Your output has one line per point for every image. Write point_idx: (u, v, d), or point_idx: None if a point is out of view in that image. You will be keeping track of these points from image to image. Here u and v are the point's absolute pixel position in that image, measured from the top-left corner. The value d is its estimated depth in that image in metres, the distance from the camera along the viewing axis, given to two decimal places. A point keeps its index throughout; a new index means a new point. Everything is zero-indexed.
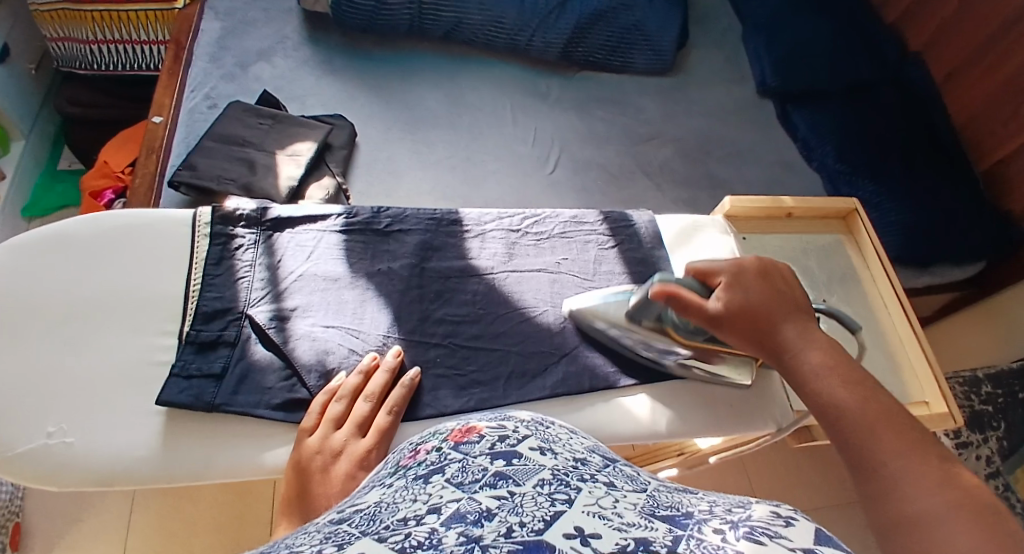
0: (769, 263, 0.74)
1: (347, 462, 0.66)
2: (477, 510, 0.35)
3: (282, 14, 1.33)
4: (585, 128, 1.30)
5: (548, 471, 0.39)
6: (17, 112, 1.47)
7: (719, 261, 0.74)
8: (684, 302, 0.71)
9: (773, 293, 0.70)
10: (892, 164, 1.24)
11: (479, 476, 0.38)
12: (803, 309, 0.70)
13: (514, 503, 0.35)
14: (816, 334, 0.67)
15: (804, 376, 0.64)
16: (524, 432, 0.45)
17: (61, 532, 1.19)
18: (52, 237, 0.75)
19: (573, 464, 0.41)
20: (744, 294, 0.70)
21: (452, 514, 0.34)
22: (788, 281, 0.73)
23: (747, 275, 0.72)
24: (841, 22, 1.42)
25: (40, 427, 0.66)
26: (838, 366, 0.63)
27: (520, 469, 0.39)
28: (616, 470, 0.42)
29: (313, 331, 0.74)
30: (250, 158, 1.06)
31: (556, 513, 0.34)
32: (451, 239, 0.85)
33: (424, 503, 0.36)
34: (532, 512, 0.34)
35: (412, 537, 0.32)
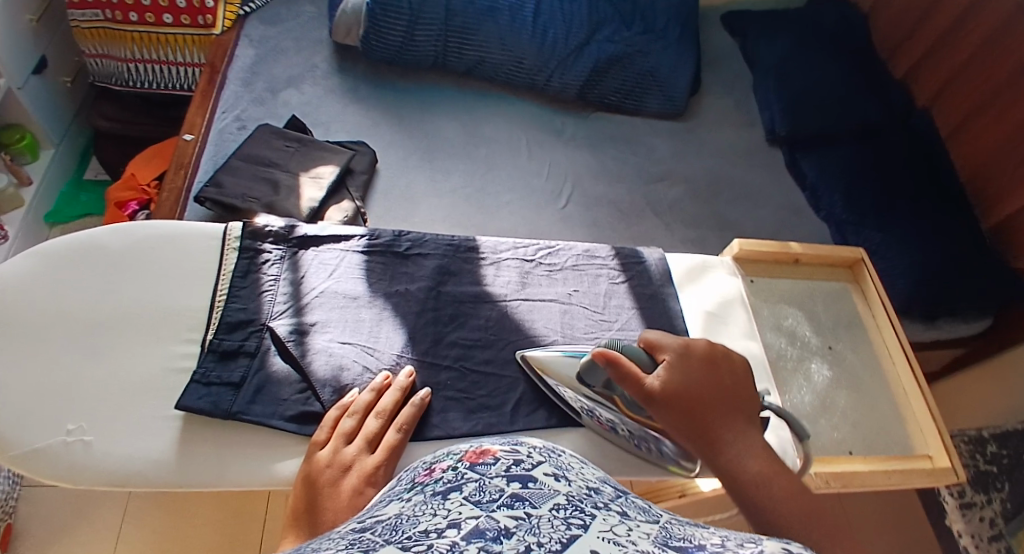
0: (717, 350, 0.73)
1: (354, 479, 0.67)
2: (496, 527, 0.36)
3: (312, 44, 1.38)
4: (599, 166, 1.33)
5: (563, 497, 0.40)
6: (50, 123, 1.52)
7: (670, 338, 0.73)
8: (625, 373, 0.69)
9: (716, 384, 0.70)
10: (900, 217, 1.26)
11: (496, 496, 0.39)
12: (745, 405, 0.70)
13: (532, 524, 0.36)
14: (756, 434, 0.67)
15: (746, 478, 0.63)
16: (538, 457, 0.46)
17: (52, 538, 1.19)
18: (87, 242, 0.78)
19: (587, 492, 0.42)
20: (686, 377, 0.69)
21: (472, 530, 0.36)
22: (734, 374, 0.72)
23: (692, 359, 0.71)
24: (852, 78, 1.46)
25: (60, 425, 0.67)
26: (775, 476, 0.63)
27: (536, 493, 0.40)
28: (629, 501, 0.43)
29: (329, 346, 0.76)
30: (275, 178, 1.09)
31: (573, 536, 0.35)
32: (468, 265, 0.87)
33: (444, 517, 0.37)
34: (549, 533, 0.35)
35: (434, 548, 0.33)
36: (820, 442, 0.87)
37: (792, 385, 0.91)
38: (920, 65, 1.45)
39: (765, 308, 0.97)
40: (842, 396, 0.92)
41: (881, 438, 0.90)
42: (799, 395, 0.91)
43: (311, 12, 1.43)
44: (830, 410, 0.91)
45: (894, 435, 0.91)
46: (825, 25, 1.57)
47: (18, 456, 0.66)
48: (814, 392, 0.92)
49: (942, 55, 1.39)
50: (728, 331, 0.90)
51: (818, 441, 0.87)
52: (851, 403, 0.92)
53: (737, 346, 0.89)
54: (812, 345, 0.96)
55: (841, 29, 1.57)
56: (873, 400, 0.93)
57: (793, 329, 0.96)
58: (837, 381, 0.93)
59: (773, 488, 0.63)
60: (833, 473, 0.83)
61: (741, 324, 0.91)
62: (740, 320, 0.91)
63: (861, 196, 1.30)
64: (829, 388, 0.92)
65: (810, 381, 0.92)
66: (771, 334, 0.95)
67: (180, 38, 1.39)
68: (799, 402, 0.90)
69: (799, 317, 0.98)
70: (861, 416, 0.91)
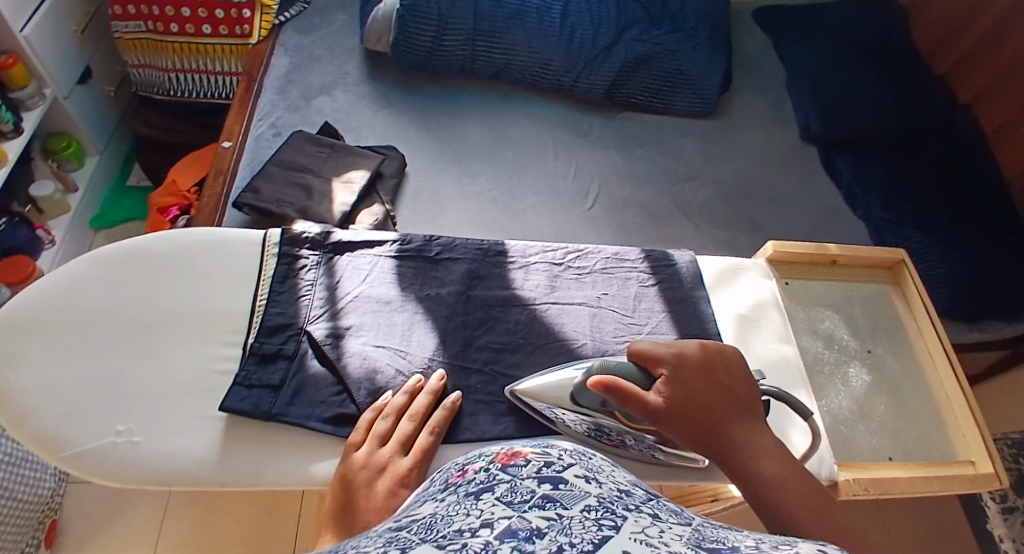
0: (709, 352, 0.73)
1: (387, 479, 0.69)
2: (529, 528, 0.37)
3: (345, 52, 1.41)
4: (626, 167, 1.33)
5: (593, 498, 0.42)
6: (94, 131, 1.58)
7: (660, 346, 0.72)
8: (625, 395, 0.67)
9: (714, 389, 0.70)
10: (938, 217, 1.24)
11: (528, 497, 0.41)
12: (746, 406, 0.70)
13: (563, 524, 0.37)
14: (761, 433, 0.68)
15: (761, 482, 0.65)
16: (569, 460, 0.48)
17: (95, 532, 1.23)
18: (135, 250, 0.81)
19: (618, 494, 0.43)
20: (686, 389, 0.69)
21: (505, 529, 0.37)
22: (731, 373, 0.73)
23: (687, 369, 0.71)
24: (885, 74, 1.44)
25: (110, 425, 0.70)
26: (790, 476, 0.65)
27: (567, 494, 0.42)
28: (660, 504, 0.44)
29: (364, 350, 0.78)
30: (309, 184, 1.12)
31: (604, 536, 0.36)
32: (498, 269, 0.88)
33: (477, 517, 0.39)
34: (580, 534, 0.36)
35: (468, 546, 0.35)
36: (856, 448, 0.87)
37: (829, 389, 0.91)
38: (959, 62, 1.42)
39: (801, 312, 0.97)
40: (880, 402, 0.92)
41: (921, 444, 0.89)
42: (836, 399, 0.91)
43: (344, 20, 1.46)
44: (868, 416, 0.90)
45: (934, 441, 0.90)
46: (858, 21, 1.55)
47: (71, 455, 0.69)
48: (851, 397, 0.91)
49: (981, 52, 1.37)
50: (761, 334, 0.90)
51: (854, 448, 0.87)
52: (890, 410, 0.91)
53: (769, 351, 0.89)
54: (849, 349, 0.95)
55: (874, 24, 1.55)
56: (913, 406, 0.92)
57: (829, 332, 0.96)
58: (875, 387, 0.93)
59: (792, 488, 0.64)
60: (869, 478, 0.82)
61: (775, 327, 0.91)
62: (775, 322, 0.91)
63: (896, 195, 1.28)
64: (866, 394, 0.92)
65: (847, 387, 0.92)
66: (806, 337, 0.95)
67: (218, 48, 1.43)
68: (837, 407, 0.90)
69: (834, 321, 0.97)
70: (900, 422, 0.90)
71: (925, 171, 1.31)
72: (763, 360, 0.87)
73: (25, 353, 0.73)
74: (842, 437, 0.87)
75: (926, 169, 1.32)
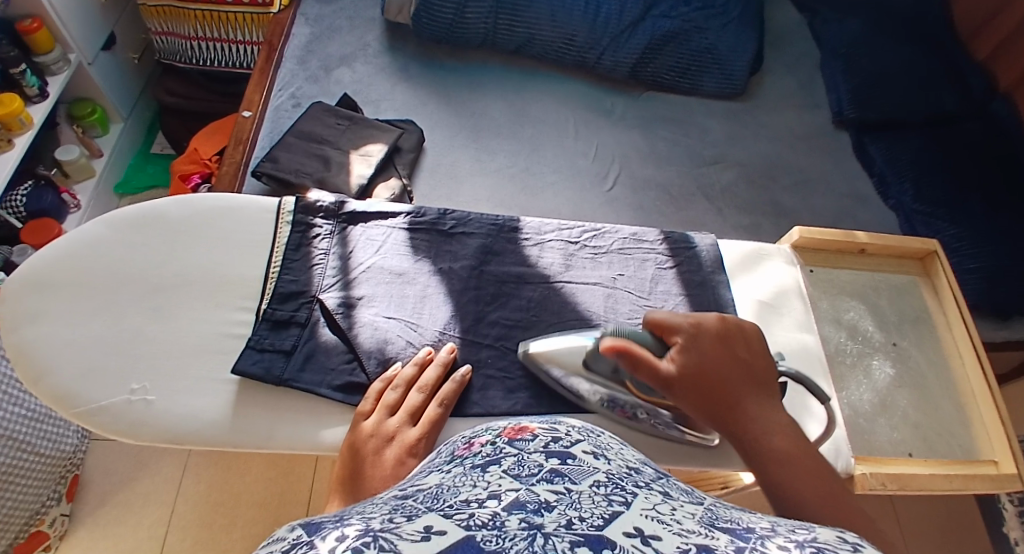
0: (731, 326, 0.72)
1: (393, 448, 0.69)
2: (537, 500, 0.37)
3: (366, 24, 1.40)
4: (648, 147, 1.32)
5: (602, 474, 0.41)
6: (118, 97, 1.59)
7: (678, 316, 0.72)
8: (636, 361, 0.68)
9: (732, 363, 0.69)
10: (973, 209, 1.21)
11: (536, 471, 0.41)
12: (763, 384, 0.69)
13: (572, 499, 0.37)
14: (775, 412, 0.67)
15: (770, 455, 0.64)
16: (576, 436, 0.47)
17: (115, 489, 1.26)
18: (151, 214, 0.82)
19: (627, 471, 0.43)
20: (699, 359, 0.68)
21: (513, 501, 0.37)
22: (749, 348, 0.72)
23: (705, 339, 0.70)
24: (923, 58, 1.40)
25: (124, 384, 0.71)
26: (803, 455, 0.64)
27: (575, 469, 0.42)
28: (670, 482, 0.44)
29: (375, 321, 0.78)
30: (327, 155, 1.12)
31: (614, 513, 0.36)
32: (511, 245, 0.88)
33: (485, 488, 0.39)
34: (590, 508, 0.36)
35: (476, 517, 0.35)
36: (876, 442, 0.86)
37: (850, 381, 0.90)
38: (1001, 49, 1.38)
39: (825, 301, 0.95)
40: (904, 396, 0.90)
41: (943, 440, 0.88)
42: (857, 391, 0.89)
43: None
44: (890, 409, 0.89)
45: (957, 438, 0.88)
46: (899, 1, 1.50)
47: (85, 412, 0.70)
48: (873, 389, 0.90)
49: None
50: (781, 322, 0.89)
51: (874, 441, 0.86)
52: (913, 404, 0.90)
53: (790, 338, 0.87)
54: (873, 341, 0.94)
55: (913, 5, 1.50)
56: (938, 402, 0.90)
57: (854, 322, 0.95)
58: (899, 380, 0.91)
59: (801, 463, 0.63)
60: (888, 471, 0.81)
61: (796, 315, 0.90)
62: (796, 310, 0.90)
63: (930, 184, 1.25)
64: (889, 387, 0.90)
65: (870, 380, 0.91)
66: (828, 326, 0.93)
67: (240, 17, 1.43)
68: (857, 399, 0.89)
69: (860, 311, 0.96)
70: (923, 418, 0.89)
71: (960, 160, 1.28)
72: (782, 348, 0.86)
73: (42, 311, 0.74)
74: (860, 429, 0.86)
75: (961, 158, 1.29)
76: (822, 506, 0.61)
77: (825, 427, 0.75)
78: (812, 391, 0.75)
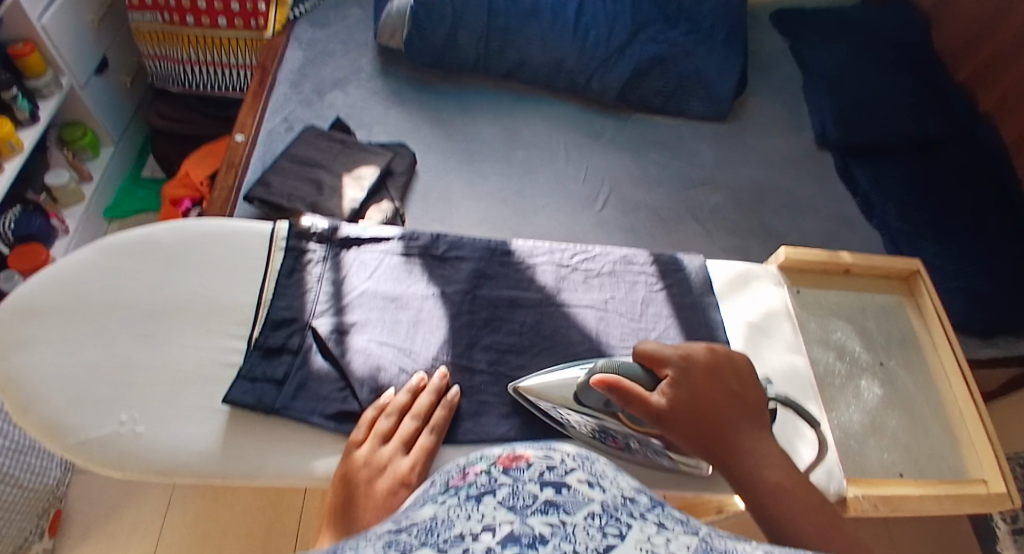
0: (720, 357, 0.73)
1: (388, 478, 0.68)
2: (532, 536, 0.36)
3: (359, 48, 1.41)
4: (638, 169, 1.33)
5: (597, 505, 0.41)
6: (110, 121, 1.59)
7: (669, 349, 0.72)
8: (629, 396, 0.67)
9: (722, 395, 0.69)
10: (958, 229, 1.23)
11: (530, 502, 0.40)
12: (753, 413, 0.70)
13: (567, 533, 0.37)
14: (767, 442, 0.68)
15: (765, 488, 0.64)
16: (571, 462, 0.47)
17: (100, 520, 1.24)
18: (142, 241, 0.81)
19: (622, 500, 0.43)
20: (691, 392, 0.69)
21: (507, 536, 0.36)
22: (739, 378, 0.72)
23: (695, 372, 0.70)
24: (907, 79, 1.43)
25: (112, 415, 0.70)
26: (796, 485, 0.65)
27: (570, 500, 0.41)
28: (666, 511, 0.43)
29: (368, 346, 0.78)
30: (318, 179, 1.13)
31: (609, 547, 0.36)
32: (504, 269, 0.88)
33: (478, 522, 0.38)
34: (584, 543, 0.36)
35: None
36: (867, 464, 0.86)
37: (841, 402, 0.90)
38: (983, 72, 1.41)
39: (812, 322, 0.95)
40: (893, 416, 0.90)
41: (933, 461, 0.88)
42: (848, 413, 0.89)
43: (358, 16, 1.47)
44: (879, 430, 0.89)
45: (945, 458, 0.88)
46: (882, 25, 1.53)
47: (73, 443, 0.69)
48: (864, 410, 0.90)
49: (1005, 60, 1.35)
50: (772, 344, 0.89)
51: (865, 463, 0.85)
52: (902, 424, 0.90)
53: (782, 360, 0.88)
54: (861, 361, 0.94)
55: (898, 28, 1.53)
56: (925, 422, 0.91)
57: (842, 343, 0.95)
58: (887, 401, 0.91)
59: (794, 495, 0.64)
60: (880, 494, 0.81)
61: (787, 337, 0.90)
62: (787, 332, 0.90)
63: (915, 204, 1.26)
64: (878, 408, 0.91)
65: (859, 401, 0.91)
66: (817, 348, 0.93)
67: (234, 41, 1.44)
68: (848, 421, 0.89)
69: (848, 332, 0.96)
70: (911, 439, 0.89)
71: (944, 180, 1.30)
72: (774, 370, 0.86)
73: (30, 342, 0.73)
74: (853, 452, 0.86)
75: (946, 178, 1.30)
76: (824, 536, 0.61)
77: (818, 451, 0.75)
78: (803, 417, 0.75)
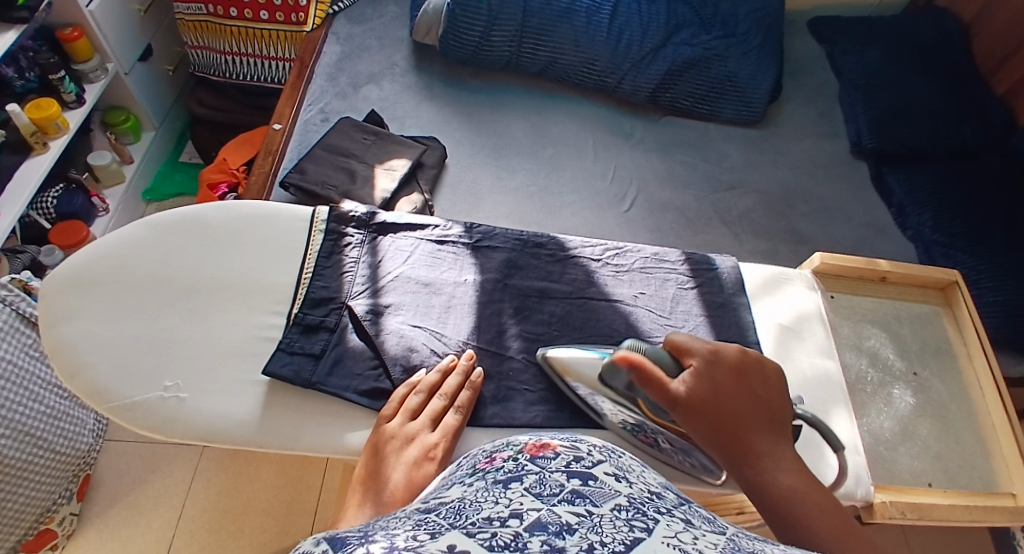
0: (748, 358, 0.73)
1: (415, 448, 0.70)
2: (559, 523, 0.38)
3: (394, 43, 1.44)
4: (666, 171, 1.34)
5: (624, 497, 0.42)
6: (152, 106, 1.64)
7: (699, 343, 0.73)
8: (649, 379, 0.68)
9: (744, 394, 0.69)
10: (994, 242, 1.22)
11: (557, 491, 0.42)
12: (775, 421, 0.69)
13: (594, 522, 0.38)
14: (785, 449, 0.67)
15: (778, 492, 0.63)
16: (597, 456, 0.48)
17: (127, 490, 1.27)
18: (189, 218, 0.84)
19: (649, 495, 0.44)
20: (713, 386, 0.69)
21: (534, 522, 0.38)
22: (765, 382, 0.72)
23: (720, 368, 0.71)
24: (943, 92, 1.42)
25: (157, 381, 0.73)
26: (812, 493, 0.63)
27: (596, 490, 0.43)
28: (693, 509, 0.45)
29: (401, 328, 0.80)
30: (353, 168, 1.15)
31: (636, 539, 0.37)
32: (534, 260, 0.90)
33: (506, 506, 0.40)
34: (612, 533, 0.37)
35: (498, 537, 0.36)
36: (897, 470, 0.86)
37: (871, 408, 0.91)
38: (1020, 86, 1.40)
39: (847, 328, 0.96)
40: (924, 425, 0.91)
41: (964, 472, 0.88)
42: (878, 419, 0.90)
43: (395, 12, 1.50)
44: (910, 438, 0.89)
45: (977, 469, 0.88)
46: (917, 37, 1.53)
47: (119, 406, 0.72)
48: (895, 418, 0.90)
49: None
50: (802, 346, 0.90)
51: (895, 469, 0.86)
52: (934, 433, 0.90)
53: (810, 363, 0.88)
54: (894, 369, 0.94)
55: (933, 40, 1.53)
56: (958, 433, 0.91)
57: (875, 349, 0.95)
58: (920, 410, 0.92)
59: (809, 504, 0.63)
60: (910, 500, 0.82)
61: (816, 340, 0.90)
62: (818, 335, 0.91)
63: (949, 216, 1.26)
64: (910, 415, 0.91)
65: (890, 408, 0.91)
66: (850, 352, 0.94)
67: (274, 34, 1.48)
68: (878, 427, 0.89)
69: (881, 339, 0.96)
70: (943, 447, 0.89)
71: (979, 193, 1.30)
72: (802, 372, 0.87)
73: (81, 308, 0.76)
74: (882, 457, 0.87)
75: (981, 191, 1.30)
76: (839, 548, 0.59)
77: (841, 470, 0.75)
78: (828, 441, 0.74)
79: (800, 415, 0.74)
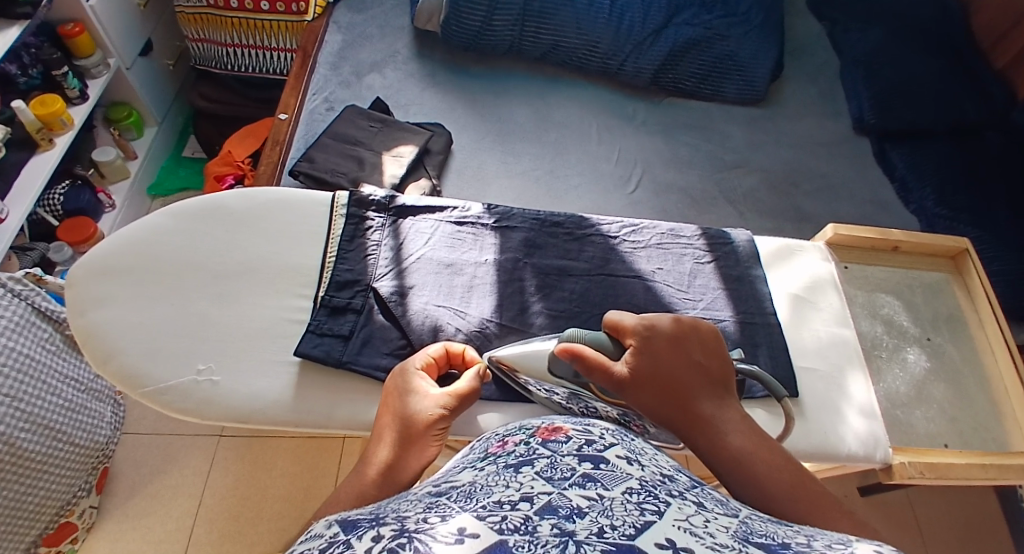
0: (686, 328, 0.72)
1: (444, 395, 0.68)
2: (570, 506, 0.40)
3: (395, 31, 1.44)
4: (670, 152, 1.35)
5: (635, 480, 0.44)
6: (153, 101, 1.63)
7: (637, 319, 0.73)
8: (590, 364, 0.69)
9: (685, 364, 0.69)
10: (997, 213, 1.24)
11: (568, 474, 0.44)
12: (719, 383, 0.69)
13: (604, 506, 0.40)
14: (732, 411, 0.67)
15: (730, 454, 0.64)
16: (609, 439, 0.51)
17: (145, 482, 1.28)
18: (209, 206, 0.84)
19: (661, 478, 0.46)
20: (654, 362, 0.69)
21: (545, 505, 0.40)
22: (704, 348, 0.72)
23: (658, 342, 0.70)
24: (943, 66, 1.44)
25: (191, 364, 0.74)
26: (762, 450, 0.64)
27: (607, 474, 0.44)
28: (704, 492, 0.47)
29: (427, 308, 0.81)
30: (361, 156, 1.16)
31: (647, 521, 0.39)
32: (551, 239, 0.91)
33: (517, 490, 0.42)
34: (622, 517, 0.39)
35: (509, 520, 0.39)
36: (913, 433, 0.88)
37: (887, 373, 0.92)
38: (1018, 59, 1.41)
39: (860, 297, 0.98)
40: (939, 388, 0.93)
41: (978, 433, 0.90)
42: (894, 384, 0.92)
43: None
44: (925, 401, 0.91)
45: (991, 431, 0.90)
46: (916, 12, 1.54)
47: (153, 390, 0.73)
48: (910, 381, 0.92)
49: None
50: (819, 316, 0.91)
51: (911, 432, 0.88)
52: (948, 396, 0.92)
53: (827, 332, 0.90)
54: (909, 335, 0.96)
55: (933, 14, 1.54)
56: (972, 395, 0.93)
57: (889, 317, 0.97)
58: (934, 373, 0.94)
59: (760, 460, 0.63)
60: (928, 461, 0.83)
61: (833, 309, 0.92)
62: (833, 304, 0.92)
63: (951, 188, 1.28)
64: (925, 379, 0.93)
65: (906, 371, 0.93)
66: (865, 321, 0.96)
67: (274, 25, 1.48)
68: (894, 391, 0.91)
69: (895, 306, 0.98)
70: (958, 409, 0.91)
71: (981, 164, 1.32)
72: (818, 341, 0.89)
73: (110, 296, 0.77)
74: (899, 421, 0.89)
75: (983, 163, 1.32)
76: (795, 498, 0.60)
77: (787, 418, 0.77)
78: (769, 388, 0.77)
79: (743, 371, 0.76)
